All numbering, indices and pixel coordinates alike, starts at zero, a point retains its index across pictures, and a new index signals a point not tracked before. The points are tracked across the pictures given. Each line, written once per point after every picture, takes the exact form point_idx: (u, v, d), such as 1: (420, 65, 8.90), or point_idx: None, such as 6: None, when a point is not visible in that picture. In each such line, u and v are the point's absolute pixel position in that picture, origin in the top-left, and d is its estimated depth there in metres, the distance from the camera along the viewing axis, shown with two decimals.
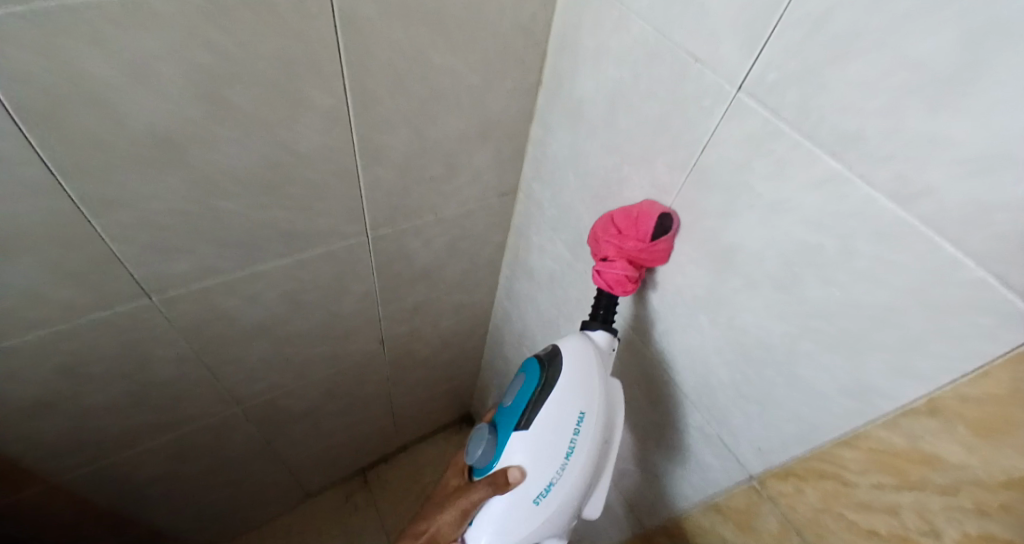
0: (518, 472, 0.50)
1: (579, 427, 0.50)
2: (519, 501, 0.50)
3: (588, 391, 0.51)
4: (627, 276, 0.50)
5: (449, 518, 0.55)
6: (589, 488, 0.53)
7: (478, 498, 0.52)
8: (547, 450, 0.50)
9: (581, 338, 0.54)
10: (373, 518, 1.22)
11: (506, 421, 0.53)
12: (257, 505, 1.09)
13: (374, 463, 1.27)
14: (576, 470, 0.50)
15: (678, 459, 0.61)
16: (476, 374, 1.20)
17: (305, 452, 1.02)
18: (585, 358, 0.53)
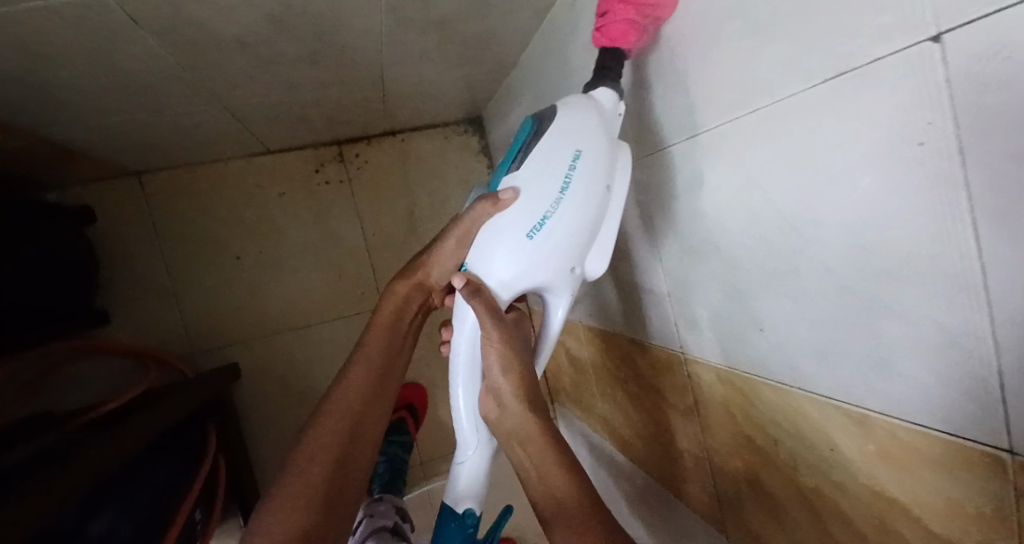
0: (509, 194, 0.47)
1: (574, 164, 0.46)
2: (511, 230, 0.47)
3: (587, 130, 0.46)
4: (630, 24, 0.44)
5: (447, 251, 0.56)
6: (588, 234, 0.49)
7: (472, 226, 0.51)
8: (539, 179, 0.46)
9: (585, 96, 0.47)
10: (347, 198, 1.06)
11: (501, 163, 0.51)
12: (200, 144, 0.87)
13: (353, 137, 1.05)
14: (575, 204, 0.46)
15: (819, 331, 0.36)
16: (505, 70, 0.85)
17: (257, 100, 0.73)
18: (589, 117, 0.46)
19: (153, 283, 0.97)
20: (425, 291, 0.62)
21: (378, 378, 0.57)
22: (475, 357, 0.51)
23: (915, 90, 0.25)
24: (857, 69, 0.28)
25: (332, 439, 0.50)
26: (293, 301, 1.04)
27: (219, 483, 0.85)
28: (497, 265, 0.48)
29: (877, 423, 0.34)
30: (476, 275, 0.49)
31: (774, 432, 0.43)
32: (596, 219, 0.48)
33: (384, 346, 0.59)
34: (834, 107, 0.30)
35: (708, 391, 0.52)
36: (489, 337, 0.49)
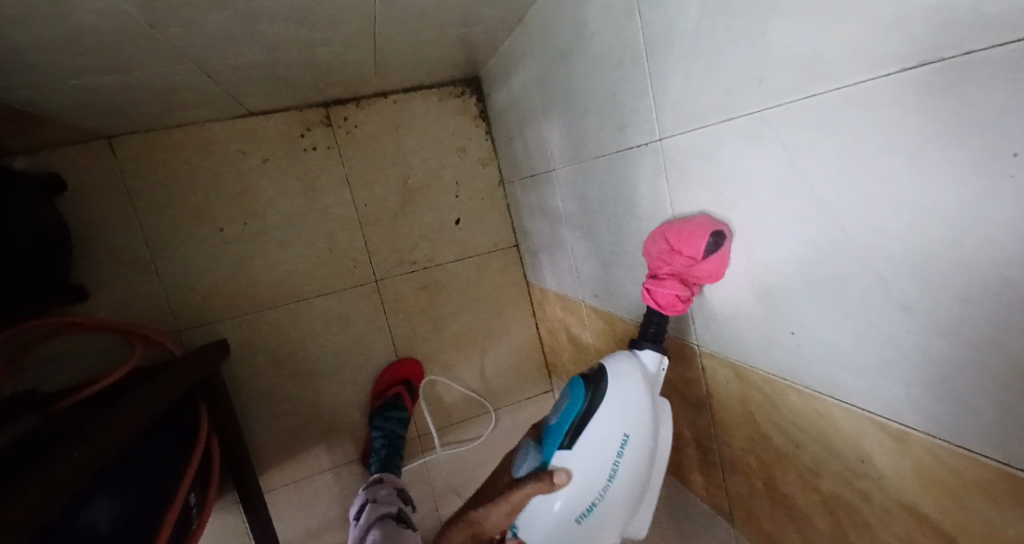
0: (563, 476, 0.49)
1: (621, 451, 0.49)
2: (568, 512, 0.50)
3: (632, 410, 0.50)
4: (678, 297, 0.48)
5: (498, 513, 0.51)
6: (634, 506, 0.53)
7: (523, 499, 0.50)
8: (591, 469, 0.49)
9: (629, 361, 0.52)
10: (336, 165, 1.00)
11: (551, 435, 0.52)
12: (173, 107, 0.79)
13: (341, 99, 0.98)
14: (621, 484, 0.50)
15: (861, 338, 0.34)
16: (509, 28, 0.77)
17: (237, 61, 0.66)
18: (633, 389, 0.50)
19: (131, 255, 0.91)
20: (478, 540, 0.54)
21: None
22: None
23: (1014, 88, 0.21)
24: (945, 59, 0.24)
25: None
26: (282, 275, 1.00)
27: (214, 466, 0.83)
28: (544, 525, 0.51)
29: (916, 439, 0.32)
30: (523, 538, 0.53)
31: (800, 435, 0.42)
32: (650, 461, 0.51)
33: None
34: (909, 99, 0.26)
35: (722, 385, 0.51)
36: None
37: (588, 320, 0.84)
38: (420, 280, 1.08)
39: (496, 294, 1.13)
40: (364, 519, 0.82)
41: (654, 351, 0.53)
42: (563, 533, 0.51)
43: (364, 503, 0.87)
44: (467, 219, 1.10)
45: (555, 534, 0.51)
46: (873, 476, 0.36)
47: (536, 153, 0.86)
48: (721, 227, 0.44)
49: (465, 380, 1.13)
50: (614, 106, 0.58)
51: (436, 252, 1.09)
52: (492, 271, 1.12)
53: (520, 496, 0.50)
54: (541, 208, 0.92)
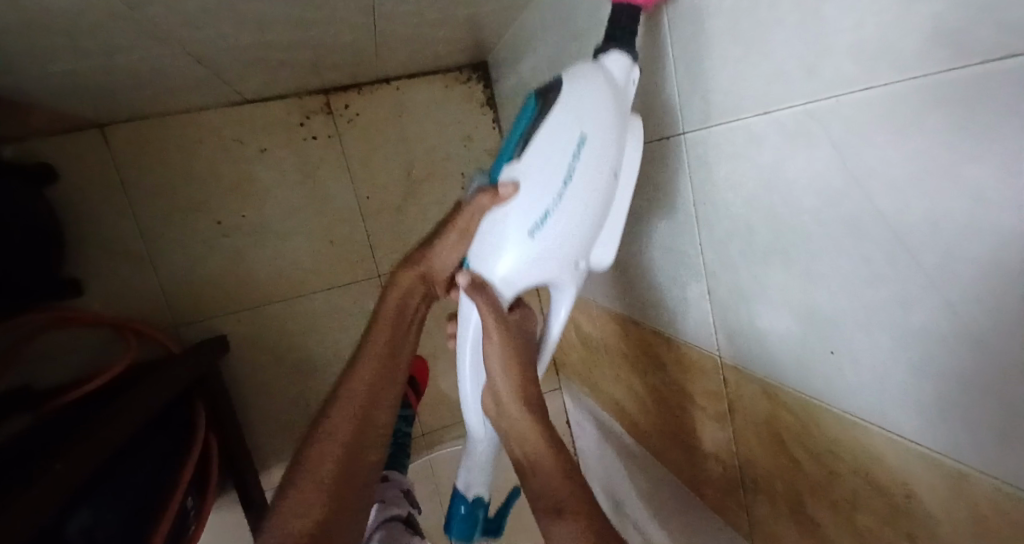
0: (509, 189, 0.45)
1: (576, 153, 0.43)
2: (512, 228, 0.46)
3: (591, 111, 0.43)
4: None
5: (449, 243, 0.53)
6: (596, 228, 0.48)
7: (476, 214, 0.49)
8: (540, 177, 0.44)
9: (590, 66, 0.43)
10: (338, 155, 0.96)
11: (503, 152, 0.48)
12: (163, 91, 0.75)
13: (342, 85, 0.93)
14: (578, 195, 0.44)
15: (920, 374, 0.30)
16: (517, 8, 0.72)
17: (227, 43, 0.62)
18: (594, 92, 0.43)
19: (126, 248, 0.88)
20: (426, 287, 0.56)
21: (385, 366, 0.52)
22: (479, 361, 0.53)
23: None
24: None
25: (349, 438, 0.47)
26: (282, 268, 0.96)
27: (213, 468, 0.81)
28: (500, 267, 0.47)
29: (982, 498, 0.27)
30: (478, 274, 0.49)
31: (837, 468, 0.38)
32: (616, 166, 0.45)
33: (388, 345, 0.53)
34: (984, 105, 0.21)
35: (750, 405, 0.47)
36: (490, 335, 0.50)
37: (598, 321, 0.81)
38: None
39: None
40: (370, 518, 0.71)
41: (623, 53, 0.44)
42: (519, 272, 0.48)
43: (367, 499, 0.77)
44: None
45: (510, 262, 0.47)
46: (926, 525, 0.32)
47: None
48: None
49: None
50: (639, 97, 0.54)
51: None
52: None
53: (471, 213, 0.49)
54: None
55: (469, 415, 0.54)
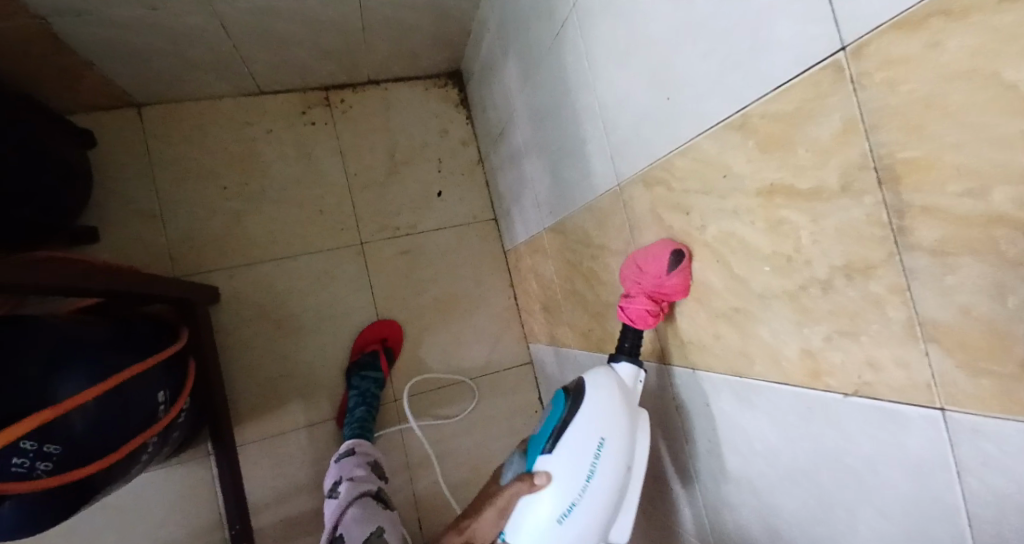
0: (543, 478, 0.53)
1: (599, 454, 0.53)
2: (543, 513, 0.53)
3: (607, 413, 0.53)
4: (649, 312, 0.50)
5: (490, 519, 0.58)
6: (614, 512, 0.55)
7: (508, 498, 0.56)
8: (567, 474, 0.53)
9: (605, 374, 0.55)
10: (331, 138, 1.13)
11: (535, 443, 0.58)
12: (191, 66, 0.95)
13: (339, 84, 1.14)
14: (599, 491, 0.53)
15: (710, 57, 0.40)
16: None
17: (244, 6, 0.81)
18: (609, 395, 0.55)
19: (140, 205, 1.02)
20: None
21: None
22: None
23: None
24: None
25: None
26: (273, 232, 1.08)
27: (190, 373, 0.85)
28: (524, 540, 0.54)
29: (754, 111, 0.36)
30: None
31: (692, 196, 0.45)
32: (627, 464, 0.54)
33: None
34: None
35: (643, 207, 0.55)
36: None
37: (549, 247, 0.89)
38: (403, 246, 1.15)
39: (476, 261, 1.18)
40: (343, 496, 0.84)
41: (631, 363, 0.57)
42: (552, 541, 0.54)
43: (340, 480, 0.88)
44: (448, 191, 1.19)
45: (545, 538, 0.53)
46: (738, 186, 0.39)
47: (501, 105, 0.98)
48: (678, 247, 0.48)
49: (447, 346, 1.15)
50: (540, 13, 0.69)
51: (419, 219, 1.17)
52: (472, 242, 1.19)
53: (505, 501, 0.56)
54: (508, 159, 1.01)
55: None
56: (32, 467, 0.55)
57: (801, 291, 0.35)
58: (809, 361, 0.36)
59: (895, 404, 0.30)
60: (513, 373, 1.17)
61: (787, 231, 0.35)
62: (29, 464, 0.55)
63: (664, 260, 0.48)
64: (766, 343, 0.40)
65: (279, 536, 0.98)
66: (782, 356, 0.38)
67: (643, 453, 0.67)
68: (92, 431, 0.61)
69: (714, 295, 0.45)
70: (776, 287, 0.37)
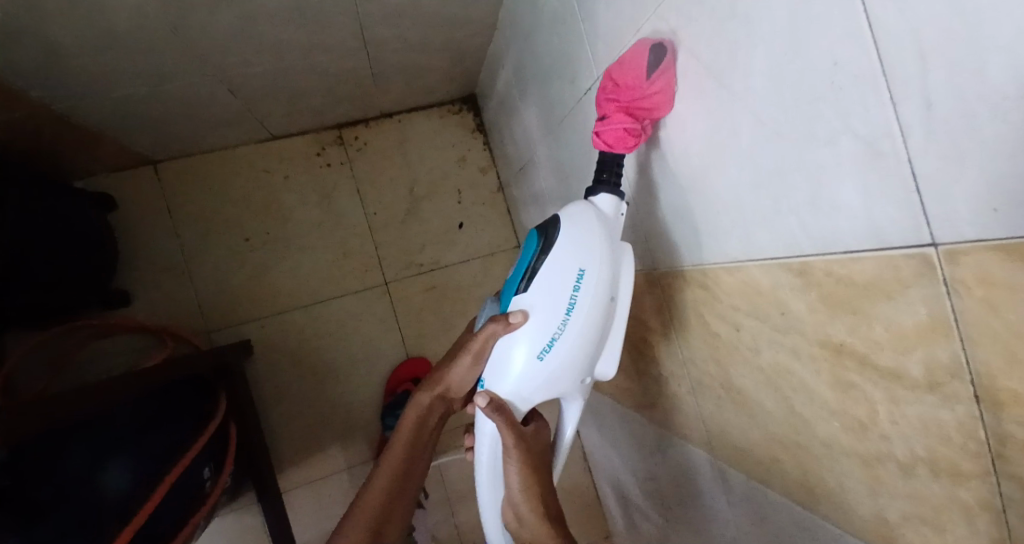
0: (519, 316, 0.54)
1: (577, 283, 0.52)
2: (523, 351, 0.54)
3: (590, 247, 0.51)
4: (626, 130, 0.47)
5: (464, 365, 0.63)
6: (597, 346, 0.56)
7: (485, 341, 0.58)
8: (545, 307, 0.53)
9: (585, 205, 0.53)
10: (348, 177, 1.11)
11: (510, 283, 0.58)
12: (205, 125, 0.93)
13: (352, 121, 1.10)
14: (579, 323, 0.52)
15: (763, 192, 0.36)
16: (487, 32, 0.88)
17: (251, 71, 0.78)
18: (587, 222, 0.52)
19: (168, 262, 1.03)
20: (446, 401, 0.68)
21: (416, 432, 0.67)
22: (497, 466, 0.61)
23: None
24: None
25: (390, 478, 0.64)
26: (298, 278, 1.08)
27: (230, 435, 0.88)
28: (505, 380, 0.56)
29: (819, 266, 0.33)
30: (495, 395, 0.57)
31: (743, 316, 0.42)
32: (612, 295, 0.54)
33: (421, 416, 0.67)
34: None
35: (687, 300, 0.52)
36: (509, 448, 0.58)
37: None
38: (428, 282, 1.14)
39: (500, 292, 1.17)
40: None
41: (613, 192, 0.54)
42: (535, 381, 0.56)
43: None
44: (470, 222, 1.17)
45: (529, 379, 0.55)
46: (799, 330, 0.36)
47: (522, 143, 0.93)
48: (660, 42, 0.43)
49: None
50: (565, 72, 0.64)
51: (441, 254, 1.15)
52: (497, 271, 1.17)
53: (481, 344, 0.59)
54: (531, 196, 0.98)
55: (487, 508, 0.62)
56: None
57: (875, 462, 0.33)
58: (882, 526, 0.34)
59: None
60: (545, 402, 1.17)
61: (860, 400, 0.32)
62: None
63: (641, 61, 0.44)
64: (830, 489, 0.38)
65: None
66: (848, 507, 0.36)
67: (690, 519, 0.67)
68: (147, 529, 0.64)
69: (769, 417, 0.43)
70: (842, 443, 0.35)
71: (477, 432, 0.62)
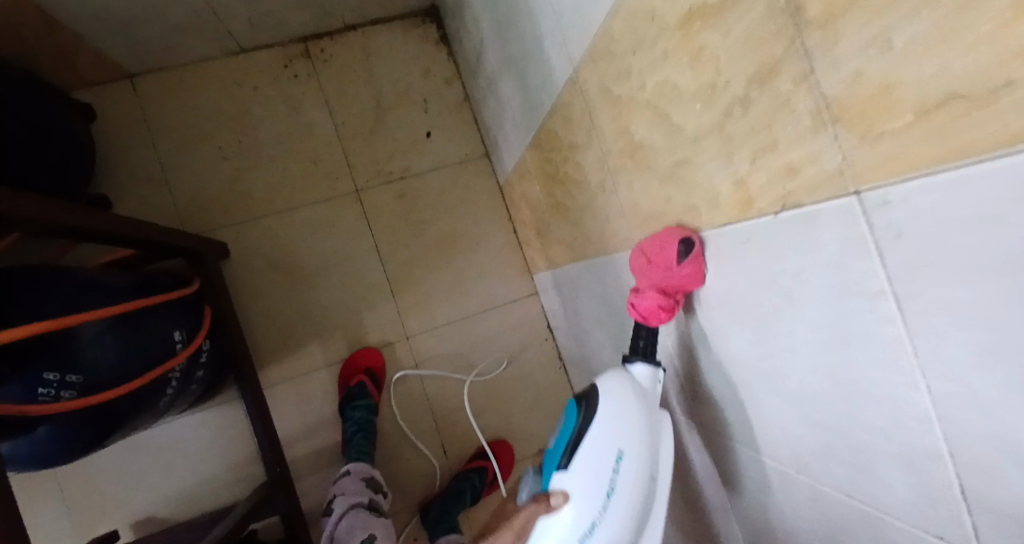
0: (560, 498, 0.48)
1: (617, 467, 0.47)
2: (564, 542, 0.47)
3: (628, 429, 0.49)
4: (660, 306, 0.46)
5: (492, 521, 0.56)
6: (642, 530, 0.50)
7: (526, 523, 0.49)
8: (587, 493, 0.47)
9: (619, 373, 0.53)
10: (315, 88, 1.14)
11: (549, 461, 0.51)
12: (173, 30, 0.98)
13: (317, 33, 1.14)
14: (621, 508, 0.47)
15: None
16: None
17: None
18: (624, 399, 0.50)
19: (148, 170, 1.08)
20: None
21: None
22: None
23: None
24: None
25: None
26: (272, 186, 1.11)
27: (207, 312, 0.91)
28: None
29: None
30: None
31: (631, 55, 0.44)
32: (652, 478, 0.50)
33: None
34: None
35: (596, 89, 0.53)
36: None
37: (531, 165, 0.88)
38: (398, 190, 1.16)
39: (470, 199, 1.18)
40: (337, 511, 0.86)
41: (647, 363, 0.55)
42: None
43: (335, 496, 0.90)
44: (437, 132, 1.19)
45: None
46: (664, 25, 0.38)
47: (473, 30, 0.95)
48: (689, 234, 0.44)
49: (453, 284, 1.16)
50: None
51: (410, 162, 1.17)
52: (467, 179, 1.19)
53: (521, 524, 0.49)
54: (488, 87, 0.99)
55: None
56: (57, 395, 0.62)
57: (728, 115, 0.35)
58: (742, 187, 0.37)
59: (815, 205, 0.30)
60: (520, 305, 1.18)
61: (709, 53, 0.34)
62: (53, 392, 0.61)
63: (668, 247, 0.44)
64: (706, 186, 0.41)
65: (312, 464, 1.06)
66: (719, 193, 0.39)
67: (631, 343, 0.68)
68: (110, 368, 0.67)
69: (660, 154, 0.46)
70: (706, 122, 0.37)
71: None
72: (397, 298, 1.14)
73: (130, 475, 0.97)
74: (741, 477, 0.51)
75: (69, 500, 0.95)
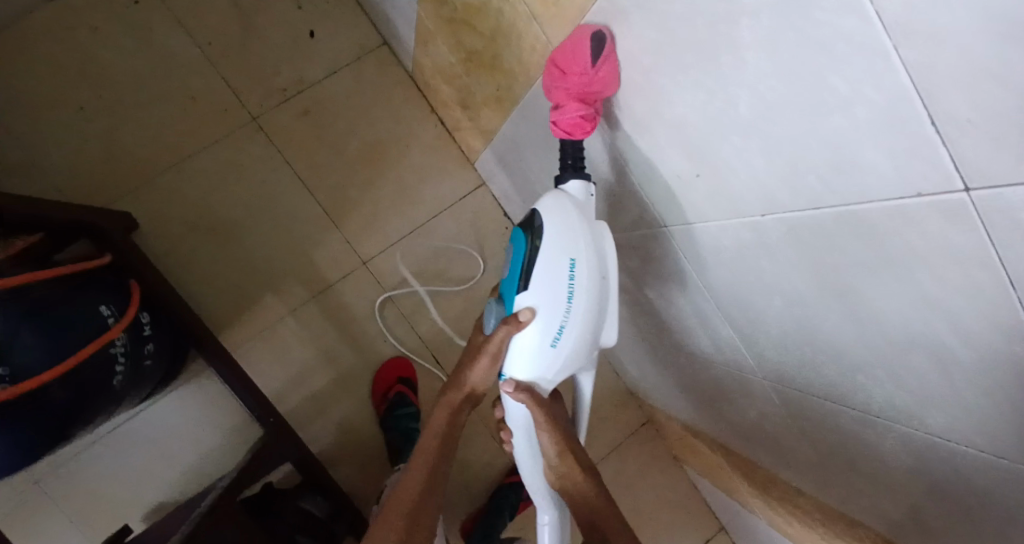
0: (527, 313, 0.51)
1: (572, 271, 0.50)
2: (536, 347, 0.53)
3: (576, 240, 0.50)
4: (582, 116, 0.50)
5: (484, 365, 0.60)
6: (602, 320, 0.54)
7: (500, 343, 0.55)
8: (548, 300, 0.51)
9: (555, 194, 0.52)
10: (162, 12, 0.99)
11: (509, 285, 0.55)
12: None
13: None
14: (581, 307, 0.51)
15: None
16: None
17: None
18: (563, 212, 0.51)
19: (12, 156, 0.92)
20: (474, 396, 0.66)
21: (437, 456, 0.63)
22: (531, 444, 0.61)
23: None
24: None
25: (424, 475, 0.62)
26: (160, 138, 0.98)
27: (126, 284, 0.78)
28: (518, 369, 0.55)
29: None
30: (518, 380, 0.56)
31: None
32: (604, 274, 0.52)
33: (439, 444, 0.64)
34: None
35: None
36: (541, 421, 0.58)
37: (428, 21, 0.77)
38: (300, 106, 1.04)
39: (385, 98, 1.07)
40: None
41: (580, 178, 0.54)
42: (552, 365, 0.54)
43: None
44: (321, 29, 1.04)
45: (547, 366, 0.54)
46: None
47: None
48: (598, 29, 0.45)
49: (395, 194, 1.08)
50: None
51: (303, 72, 1.03)
52: (371, 76, 1.06)
53: (495, 345, 0.55)
54: None
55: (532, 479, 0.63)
56: None
57: None
58: None
59: None
60: (472, 199, 1.12)
61: None
62: None
63: (575, 43, 0.46)
64: None
65: (310, 412, 1.03)
66: None
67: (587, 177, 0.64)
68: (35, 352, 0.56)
69: None
70: None
71: (506, 414, 0.61)
72: (340, 226, 1.06)
73: (125, 473, 0.93)
74: (718, 247, 0.50)
75: (67, 511, 0.91)
